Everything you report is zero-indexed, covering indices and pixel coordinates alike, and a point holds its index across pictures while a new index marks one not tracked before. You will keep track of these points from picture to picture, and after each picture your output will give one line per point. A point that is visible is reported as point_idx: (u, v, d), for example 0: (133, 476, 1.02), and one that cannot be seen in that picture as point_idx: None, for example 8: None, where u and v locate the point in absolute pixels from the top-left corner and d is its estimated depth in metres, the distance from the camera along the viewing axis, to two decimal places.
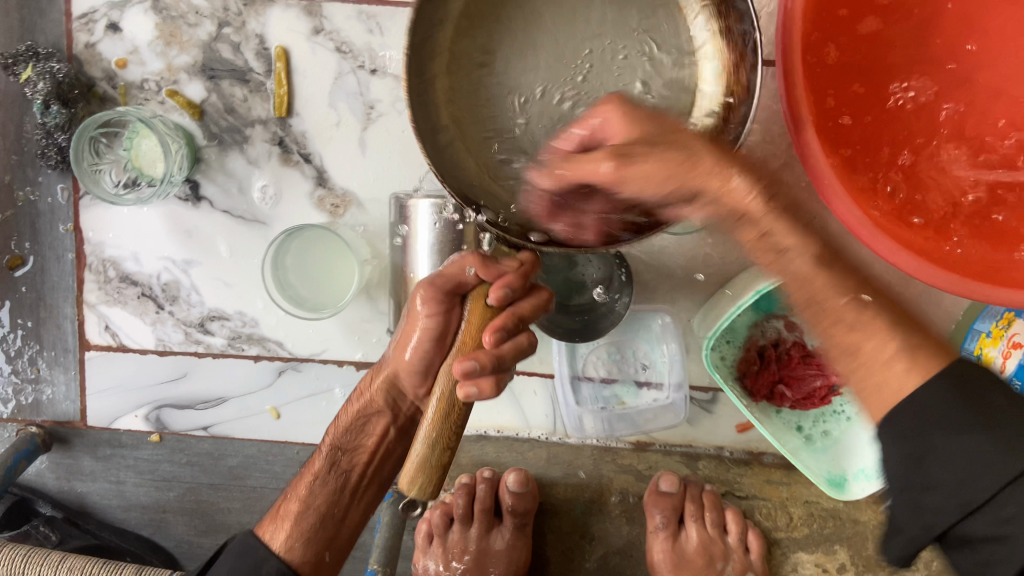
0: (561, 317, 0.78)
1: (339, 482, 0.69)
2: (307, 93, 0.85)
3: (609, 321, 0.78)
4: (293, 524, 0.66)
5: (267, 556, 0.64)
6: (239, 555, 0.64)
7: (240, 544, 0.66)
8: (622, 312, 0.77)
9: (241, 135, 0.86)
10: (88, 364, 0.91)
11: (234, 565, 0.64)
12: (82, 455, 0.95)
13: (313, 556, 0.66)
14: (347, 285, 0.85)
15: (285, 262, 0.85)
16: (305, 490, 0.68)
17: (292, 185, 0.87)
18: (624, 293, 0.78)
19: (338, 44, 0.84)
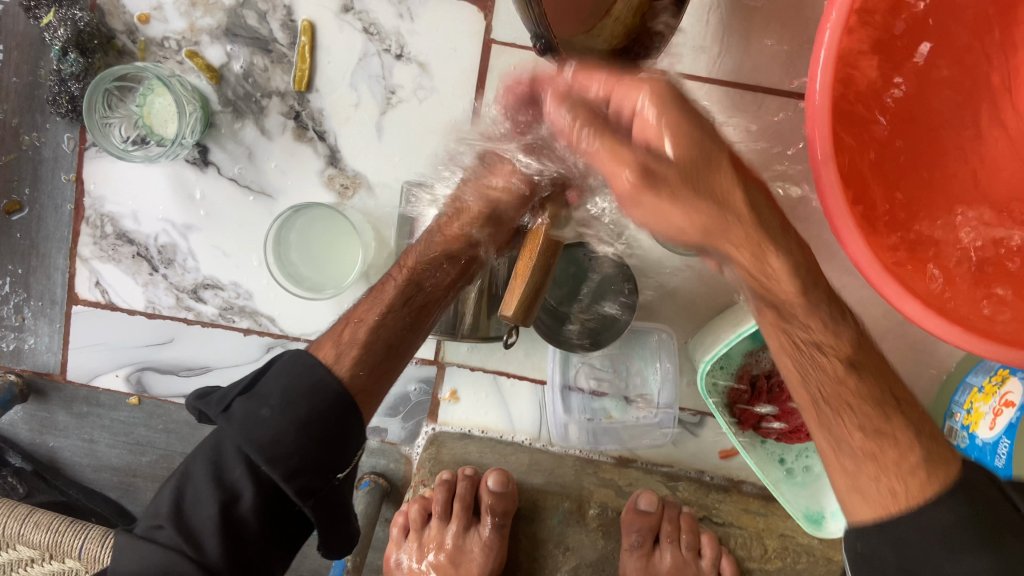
0: (565, 327, 0.79)
1: (395, 305, 0.67)
2: (329, 70, 0.84)
3: (610, 335, 0.79)
4: (360, 353, 0.65)
5: (325, 377, 0.63)
6: (277, 394, 0.62)
7: (291, 361, 0.64)
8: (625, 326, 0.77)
9: (257, 104, 0.85)
10: (74, 319, 0.89)
11: (286, 385, 0.62)
12: (58, 410, 0.92)
13: (369, 385, 0.66)
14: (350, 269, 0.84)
15: (289, 239, 0.84)
16: (372, 320, 0.67)
17: (303, 161, 0.86)
18: (628, 308, 0.77)
19: (365, 25, 0.83)
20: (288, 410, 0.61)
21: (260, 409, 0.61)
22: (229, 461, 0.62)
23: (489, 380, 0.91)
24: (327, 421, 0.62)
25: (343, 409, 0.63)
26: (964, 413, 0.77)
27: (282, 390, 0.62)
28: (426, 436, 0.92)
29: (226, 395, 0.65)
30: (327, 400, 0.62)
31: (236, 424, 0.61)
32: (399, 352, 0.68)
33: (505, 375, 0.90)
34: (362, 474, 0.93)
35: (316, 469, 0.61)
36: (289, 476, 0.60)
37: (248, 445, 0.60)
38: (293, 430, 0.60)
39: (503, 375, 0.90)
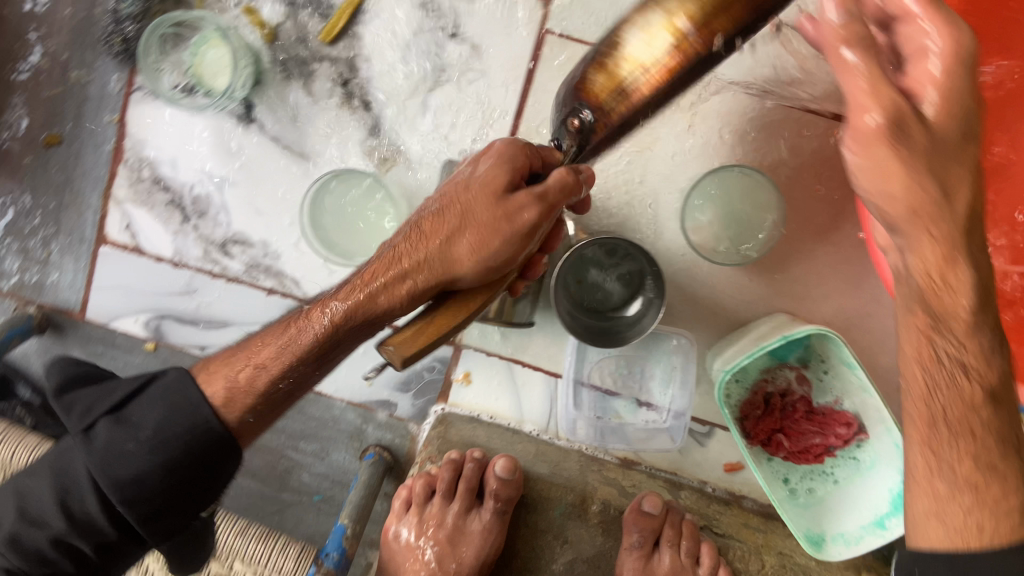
0: (588, 321, 0.76)
1: (300, 347, 0.57)
2: (382, 42, 0.85)
3: (631, 334, 0.75)
4: (260, 402, 0.58)
5: (206, 420, 0.57)
6: (135, 445, 0.55)
7: (172, 385, 0.58)
8: (649, 326, 0.74)
9: (307, 67, 0.85)
10: (100, 258, 0.89)
11: (162, 419, 0.56)
12: (73, 347, 0.91)
13: (258, 424, 0.60)
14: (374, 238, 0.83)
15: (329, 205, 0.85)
16: (265, 355, 0.59)
17: (345, 128, 0.86)
18: (655, 308, 0.75)
19: (424, 2, 0.84)
20: (158, 449, 0.55)
21: (125, 442, 0.56)
22: (73, 491, 0.56)
23: (504, 367, 0.91)
24: (193, 463, 0.56)
25: (204, 456, 0.57)
26: None
27: (155, 420, 0.56)
28: (435, 415, 0.91)
29: (91, 406, 0.58)
30: (210, 443, 0.57)
31: (98, 450, 0.55)
32: (293, 392, 0.60)
33: (520, 364, 0.91)
34: (367, 446, 0.92)
35: (177, 510, 0.57)
36: (144, 520, 0.56)
37: (106, 478, 0.55)
38: (159, 472, 0.55)
39: (518, 363, 0.91)
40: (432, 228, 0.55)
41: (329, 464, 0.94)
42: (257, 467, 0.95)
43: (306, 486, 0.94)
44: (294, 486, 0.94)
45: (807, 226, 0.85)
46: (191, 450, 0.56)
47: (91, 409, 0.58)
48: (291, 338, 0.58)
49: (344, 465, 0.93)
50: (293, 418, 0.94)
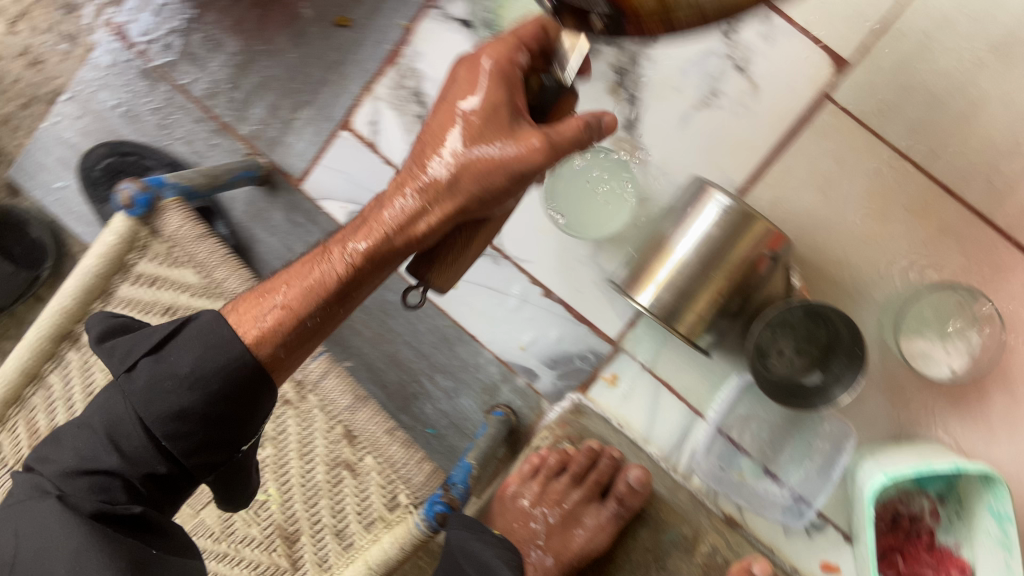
0: (779, 383, 0.82)
1: (329, 288, 0.57)
2: (671, 49, 0.88)
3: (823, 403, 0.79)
4: (291, 336, 0.56)
5: (240, 355, 0.54)
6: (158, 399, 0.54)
7: (205, 326, 0.55)
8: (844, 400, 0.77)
9: (595, 45, 0.89)
10: (337, 140, 0.94)
11: (198, 357, 0.54)
12: (278, 208, 0.96)
13: (284, 356, 0.57)
14: (612, 219, 0.89)
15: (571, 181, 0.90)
16: (302, 300, 0.56)
17: (604, 111, 0.90)
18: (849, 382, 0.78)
19: (726, 28, 0.87)
20: (194, 391, 0.53)
21: (164, 381, 0.54)
22: (121, 430, 0.56)
23: (652, 386, 0.93)
24: (233, 401, 0.54)
25: (241, 396, 0.55)
26: None
27: (191, 361, 0.54)
28: (571, 402, 0.94)
29: (131, 348, 0.56)
30: (244, 374, 0.54)
31: (138, 390, 0.54)
32: (320, 331, 0.58)
33: (668, 388, 0.92)
34: (497, 403, 0.94)
35: (218, 443, 0.55)
36: (190, 453, 0.55)
37: (149, 415, 0.54)
38: (198, 416, 0.54)
39: (666, 387, 0.92)
40: (456, 167, 0.55)
41: (454, 406, 0.96)
42: (388, 381, 0.97)
43: (426, 416, 0.96)
44: (416, 412, 0.96)
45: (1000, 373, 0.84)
46: (232, 394, 0.54)
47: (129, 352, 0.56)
48: (318, 286, 0.57)
49: (467, 413, 0.96)
50: (440, 350, 0.96)
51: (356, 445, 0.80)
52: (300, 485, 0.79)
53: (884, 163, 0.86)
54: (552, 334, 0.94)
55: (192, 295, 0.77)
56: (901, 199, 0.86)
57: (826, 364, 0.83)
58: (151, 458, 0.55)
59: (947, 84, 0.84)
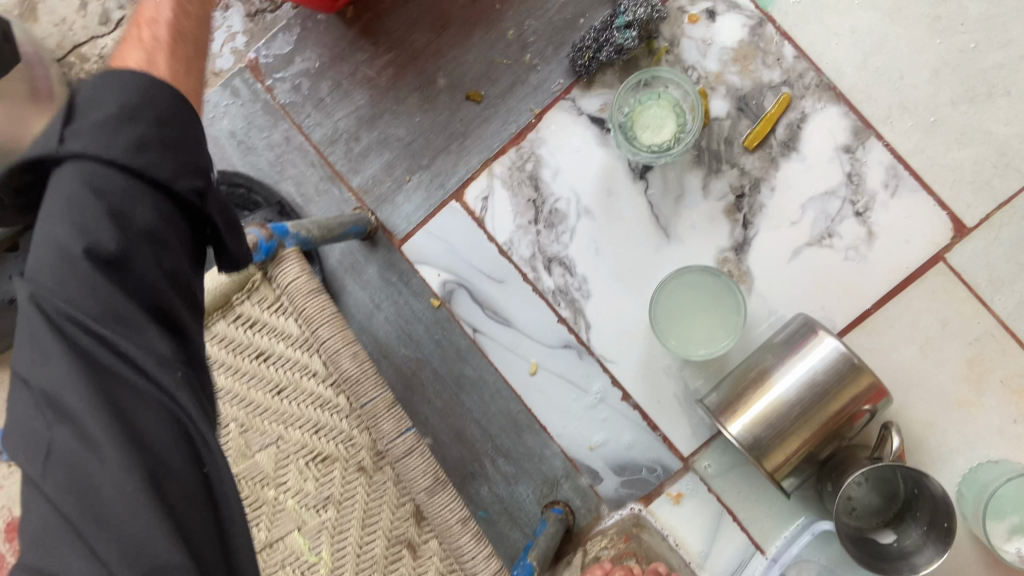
0: (858, 539, 0.80)
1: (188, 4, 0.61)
2: (793, 182, 0.89)
3: (904, 565, 0.76)
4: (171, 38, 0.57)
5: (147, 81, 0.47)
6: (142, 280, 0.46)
7: (100, 80, 0.46)
8: (925, 564, 0.74)
9: (718, 165, 0.90)
10: (446, 209, 0.95)
11: (123, 94, 0.45)
12: (373, 263, 0.96)
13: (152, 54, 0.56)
14: (706, 337, 0.86)
15: (677, 293, 0.88)
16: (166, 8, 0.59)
17: (716, 230, 0.90)
18: (931, 547, 0.75)
19: (851, 172, 0.88)
20: (143, 120, 0.45)
21: (105, 131, 0.44)
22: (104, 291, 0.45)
23: (716, 509, 0.91)
24: (183, 120, 0.48)
25: (174, 119, 0.47)
26: None
27: (119, 98, 0.45)
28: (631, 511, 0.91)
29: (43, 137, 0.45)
30: (161, 87, 0.47)
31: (85, 151, 0.43)
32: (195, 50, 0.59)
33: (731, 515, 0.91)
34: (556, 499, 0.93)
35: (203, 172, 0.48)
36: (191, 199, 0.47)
37: (111, 169, 0.44)
38: (161, 143, 0.45)
39: (729, 513, 0.91)
40: None
41: (511, 494, 0.94)
42: (449, 456, 0.95)
43: (481, 499, 0.94)
44: (471, 492, 0.94)
45: None
46: (170, 115, 0.47)
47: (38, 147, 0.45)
48: (144, 20, 0.58)
49: (523, 503, 0.93)
50: (508, 433, 0.94)
51: (424, 526, 0.76)
52: (354, 557, 0.74)
53: (989, 332, 0.86)
54: (625, 438, 0.93)
55: (291, 345, 0.77)
56: (1001, 372, 0.86)
57: (904, 529, 0.81)
58: (127, 203, 0.44)
59: None
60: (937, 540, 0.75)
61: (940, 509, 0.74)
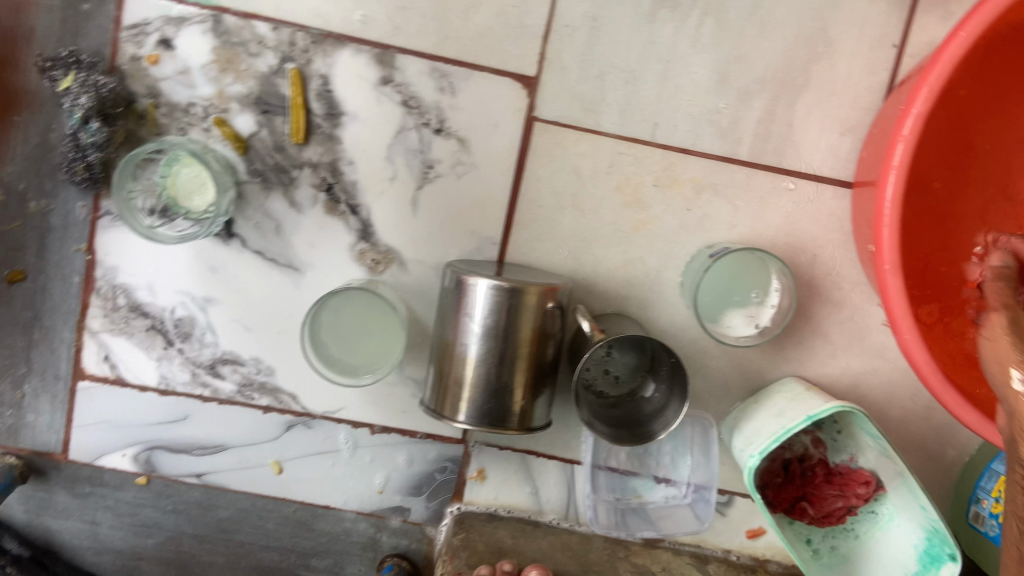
0: (612, 419, 0.78)
1: None
2: (362, 144, 0.81)
3: (657, 426, 0.76)
4: None
5: None
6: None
7: None
8: (673, 420, 0.75)
9: (287, 175, 0.81)
10: (80, 394, 0.84)
11: None
12: (58, 490, 0.86)
13: None
14: (382, 346, 0.79)
15: (323, 326, 0.79)
16: None
17: (333, 235, 0.82)
18: (676, 401, 0.75)
19: (405, 98, 0.80)
20: None
21: None
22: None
23: (519, 459, 0.89)
24: None
25: None
26: (992, 502, 0.83)
27: None
28: (452, 515, 0.88)
29: None
30: None
31: None
32: None
33: (535, 454, 0.89)
34: (383, 557, 0.89)
35: None
36: None
37: None
38: None
39: (532, 454, 0.89)
40: None
41: None
42: None
43: None
44: None
45: (818, 294, 0.86)
46: None
47: None
48: None
49: None
50: (301, 534, 0.89)
51: None
52: None
53: (618, 153, 0.83)
54: (400, 462, 0.88)
55: None
56: (649, 178, 0.84)
57: (659, 377, 0.81)
58: None
59: (637, 54, 0.81)
60: (680, 393, 0.75)
61: (676, 361, 0.75)
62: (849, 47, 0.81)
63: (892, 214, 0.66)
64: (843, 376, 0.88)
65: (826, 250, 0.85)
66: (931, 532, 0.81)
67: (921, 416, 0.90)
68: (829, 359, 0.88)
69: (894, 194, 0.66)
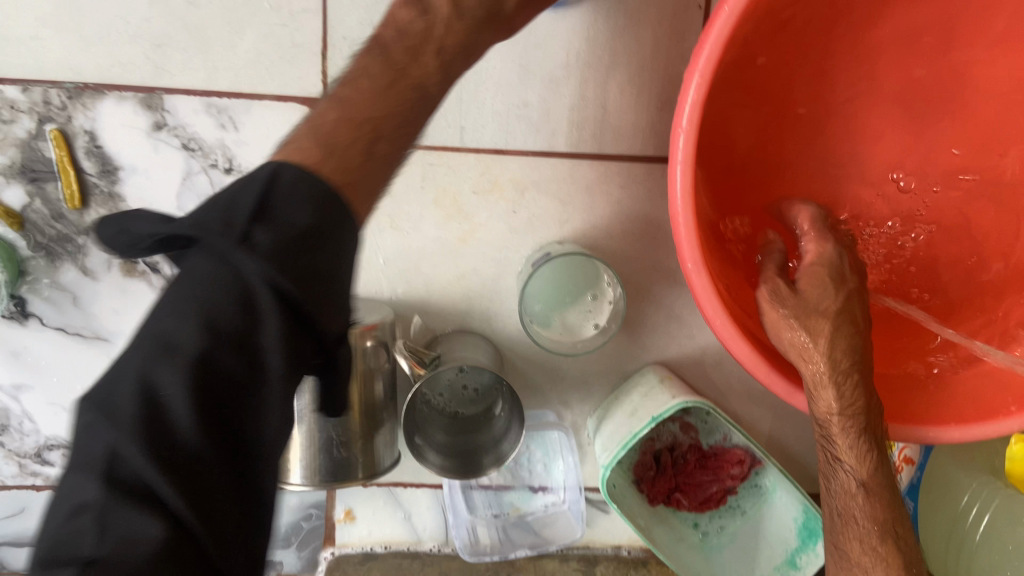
0: (452, 455, 0.74)
1: None
2: (146, 199, 0.75)
3: (491, 458, 0.73)
4: None
5: (211, 208, 0.40)
6: (318, 197, 0.41)
7: (293, 178, 0.41)
8: (513, 447, 0.70)
9: (73, 244, 0.75)
10: None
11: (221, 203, 0.40)
12: None
13: None
14: None
15: None
16: None
17: (138, 297, 0.77)
18: (514, 432, 0.71)
19: (184, 141, 0.74)
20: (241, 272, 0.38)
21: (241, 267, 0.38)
22: (221, 216, 0.39)
23: (386, 494, 0.84)
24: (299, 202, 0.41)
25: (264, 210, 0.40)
26: None
27: (308, 217, 0.40)
28: (326, 561, 0.85)
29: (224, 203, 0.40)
30: (318, 194, 0.41)
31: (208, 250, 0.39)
32: None
33: (402, 486, 0.84)
34: None
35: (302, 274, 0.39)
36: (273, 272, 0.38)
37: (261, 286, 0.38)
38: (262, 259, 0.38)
39: (398, 486, 0.84)
40: None
41: None
42: None
43: None
44: None
45: (665, 277, 0.82)
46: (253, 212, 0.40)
47: (228, 210, 0.40)
48: None
49: None
50: None
51: None
52: None
53: (428, 163, 0.76)
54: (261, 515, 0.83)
55: None
56: (466, 185, 0.78)
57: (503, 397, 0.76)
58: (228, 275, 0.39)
59: None
60: (517, 424, 0.71)
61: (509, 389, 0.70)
62: (654, 12, 0.74)
63: (688, 216, 0.60)
64: (707, 353, 0.85)
65: (665, 230, 0.81)
66: (804, 508, 0.80)
67: None
68: (688, 339, 0.84)
69: (683, 191, 0.60)
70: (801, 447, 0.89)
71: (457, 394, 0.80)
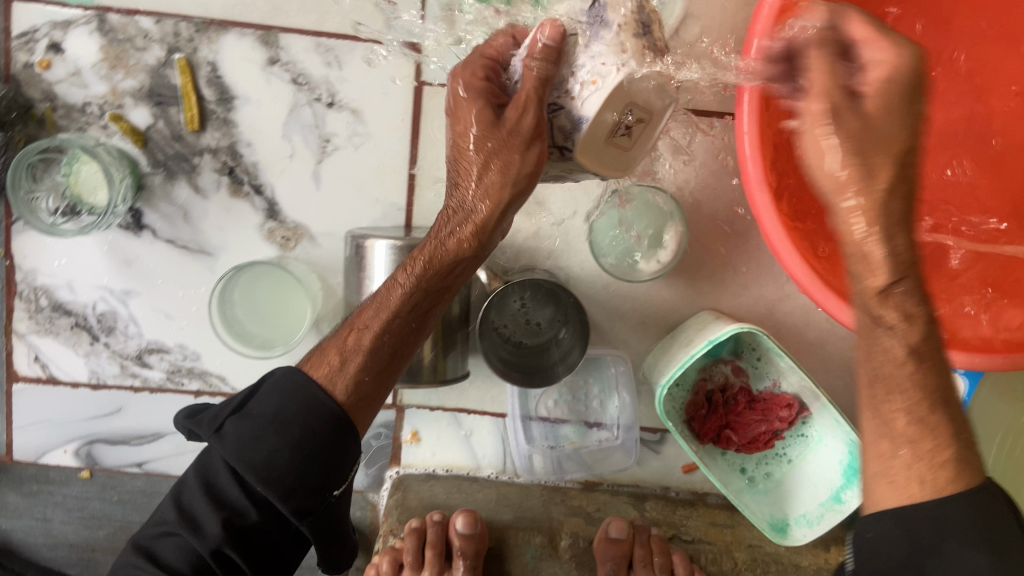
0: (520, 369, 0.80)
1: None
2: (255, 126, 0.83)
3: (564, 368, 0.79)
4: None
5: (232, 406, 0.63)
6: (286, 394, 0.61)
7: (279, 382, 0.61)
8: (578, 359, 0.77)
9: (188, 163, 0.83)
10: (15, 395, 0.88)
11: (239, 403, 0.63)
12: (8, 491, 0.92)
13: None
14: (300, 316, 0.84)
15: (233, 303, 0.83)
16: None
17: (241, 217, 0.85)
18: (582, 346, 0.78)
19: (294, 76, 0.82)
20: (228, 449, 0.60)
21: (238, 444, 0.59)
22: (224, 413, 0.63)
23: (451, 418, 0.90)
24: (276, 401, 0.61)
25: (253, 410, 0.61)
26: None
27: (274, 407, 0.60)
28: (391, 481, 0.90)
29: (220, 415, 0.63)
30: (293, 406, 0.60)
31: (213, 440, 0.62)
32: None
33: (466, 412, 0.90)
34: None
35: (284, 469, 0.58)
36: (254, 467, 0.58)
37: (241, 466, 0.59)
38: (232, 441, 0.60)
39: (463, 412, 0.90)
40: None
41: None
42: None
43: None
44: None
45: (724, 226, 0.88)
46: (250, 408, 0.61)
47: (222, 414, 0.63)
48: None
49: None
50: None
51: None
52: None
53: None
54: None
55: None
56: None
57: (569, 323, 0.82)
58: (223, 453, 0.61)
59: None
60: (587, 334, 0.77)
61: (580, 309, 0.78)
62: None
63: (752, 123, 0.66)
64: (760, 304, 0.90)
65: (725, 182, 0.87)
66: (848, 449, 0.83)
67: (843, 338, 0.91)
68: (744, 291, 0.89)
69: (751, 100, 0.66)
70: (848, 404, 0.93)
71: (520, 325, 0.83)
